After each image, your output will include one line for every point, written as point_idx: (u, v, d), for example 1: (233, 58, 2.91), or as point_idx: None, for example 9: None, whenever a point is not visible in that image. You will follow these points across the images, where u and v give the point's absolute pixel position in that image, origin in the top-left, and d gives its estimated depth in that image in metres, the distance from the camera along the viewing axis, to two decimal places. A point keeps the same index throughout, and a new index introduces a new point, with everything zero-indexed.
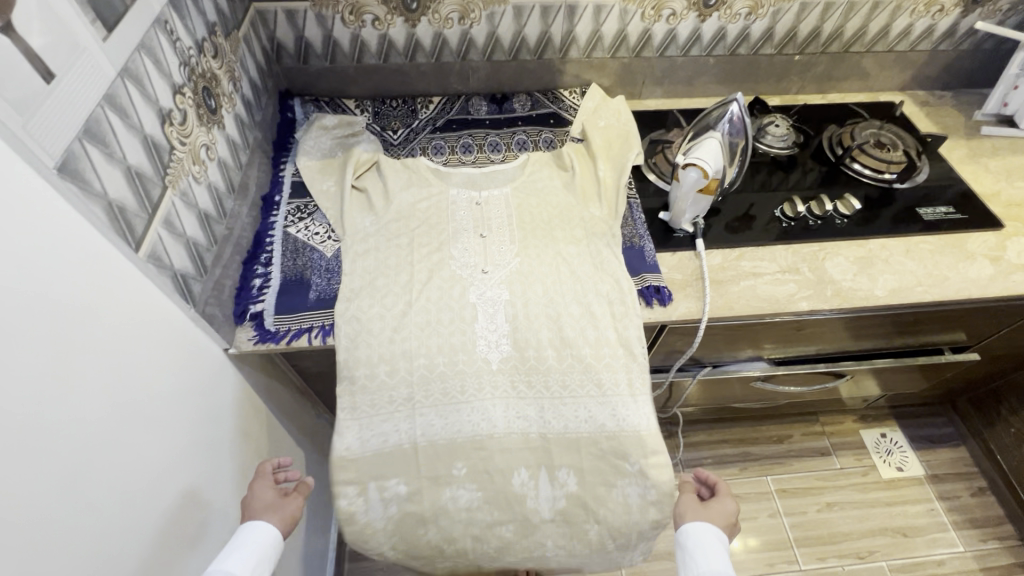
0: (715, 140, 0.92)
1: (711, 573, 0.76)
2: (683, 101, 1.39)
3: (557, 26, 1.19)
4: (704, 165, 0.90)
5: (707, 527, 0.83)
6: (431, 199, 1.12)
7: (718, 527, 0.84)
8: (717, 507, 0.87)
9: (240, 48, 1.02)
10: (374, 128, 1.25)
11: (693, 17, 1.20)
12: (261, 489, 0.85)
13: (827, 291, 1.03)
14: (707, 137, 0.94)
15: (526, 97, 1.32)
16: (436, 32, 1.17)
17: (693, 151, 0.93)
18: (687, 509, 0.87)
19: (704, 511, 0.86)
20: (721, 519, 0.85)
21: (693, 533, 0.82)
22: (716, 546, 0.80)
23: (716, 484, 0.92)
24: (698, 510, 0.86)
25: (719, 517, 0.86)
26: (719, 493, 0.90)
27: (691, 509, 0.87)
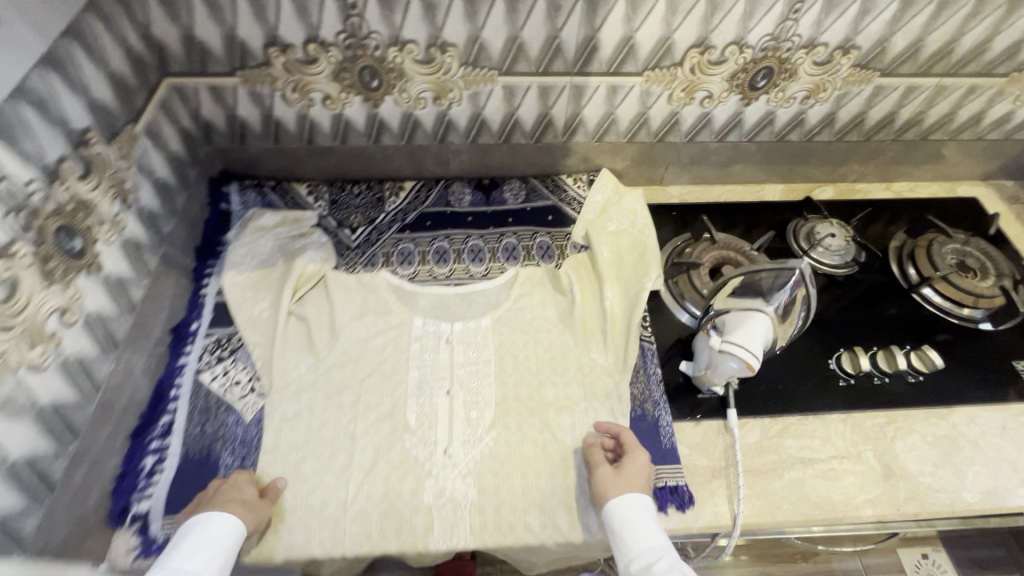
0: (767, 318, 0.66)
1: (652, 550, 0.64)
2: (714, 190, 1.13)
3: (559, 108, 0.94)
4: (749, 360, 0.65)
5: (638, 503, 0.68)
6: (388, 333, 0.88)
7: (644, 492, 0.70)
8: (638, 467, 0.72)
9: (137, 145, 0.77)
10: (328, 223, 1.00)
11: (735, 100, 0.94)
12: (234, 484, 0.70)
13: (899, 492, 0.78)
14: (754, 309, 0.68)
15: (519, 184, 1.07)
16: (406, 113, 0.92)
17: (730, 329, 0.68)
18: (607, 484, 0.71)
19: (623, 482, 0.70)
20: (643, 483, 0.70)
21: (624, 511, 0.67)
22: (648, 516, 0.67)
23: (624, 438, 0.75)
24: (620, 484, 0.70)
25: (641, 480, 0.71)
26: (631, 447, 0.74)
27: (612, 483, 0.70)
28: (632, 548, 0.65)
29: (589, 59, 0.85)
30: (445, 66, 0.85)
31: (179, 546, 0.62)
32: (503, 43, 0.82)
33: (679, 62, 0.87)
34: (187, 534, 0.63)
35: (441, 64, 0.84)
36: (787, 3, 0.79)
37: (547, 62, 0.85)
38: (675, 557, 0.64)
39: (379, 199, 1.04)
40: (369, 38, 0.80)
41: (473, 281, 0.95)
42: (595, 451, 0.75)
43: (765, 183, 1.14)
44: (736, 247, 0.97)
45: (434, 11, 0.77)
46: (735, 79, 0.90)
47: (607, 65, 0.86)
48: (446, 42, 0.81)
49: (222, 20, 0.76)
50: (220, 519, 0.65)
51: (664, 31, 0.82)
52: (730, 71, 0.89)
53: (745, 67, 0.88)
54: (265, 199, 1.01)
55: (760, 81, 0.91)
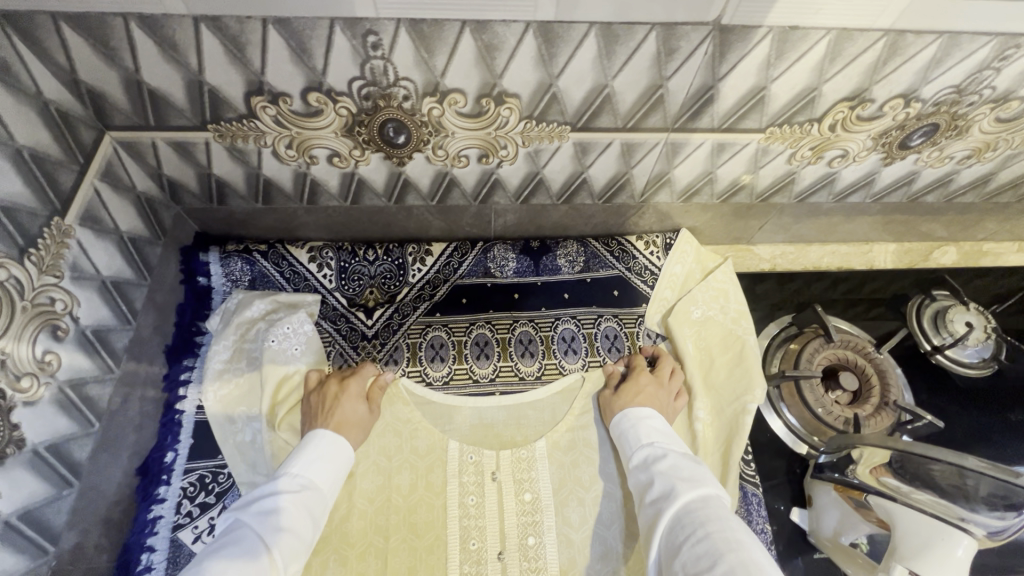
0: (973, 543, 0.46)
1: (653, 448, 0.61)
2: (813, 252, 0.92)
3: (644, 166, 0.71)
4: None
5: (637, 410, 0.66)
6: (417, 468, 0.69)
7: (647, 406, 0.67)
8: (645, 385, 0.70)
9: (70, 243, 0.54)
10: (335, 302, 0.79)
11: (874, 160, 0.72)
12: (351, 391, 0.68)
13: None
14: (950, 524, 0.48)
15: (576, 245, 0.85)
16: (440, 171, 0.69)
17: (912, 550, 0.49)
18: (610, 405, 0.70)
19: (624, 398, 0.69)
20: (645, 398, 0.68)
21: (622, 422, 0.66)
22: (646, 420, 0.65)
23: (637, 362, 0.74)
24: (621, 400, 0.69)
25: (646, 396, 0.69)
26: (645, 370, 0.73)
27: (615, 401, 0.69)
28: (633, 454, 0.62)
29: (699, 113, 0.62)
30: (499, 120, 0.61)
31: (301, 453, 0.61)
32: (584, 93, 0.58)
33: (818, 117, 0.64)
34: (314, 449, 0.61)
35: (495, 118, 0.61)
36: (997, 48, 0.55)
37: (641, 116, 0.62)
38: (681, 449, 0.60)
39: (399, 267, 0.82)
40: (397, 86, 0.56)
41: (524, 387, 0.76)
42: (609, 373, 0.74)
43: (874, 242, 0.92)
44: (855, 347, 0.77)
45: (493, 54, 0.53)
46: (885, 137, 0.67)
47: (720, 121, 0.63)
48: (506, 91, 0.57)
49: (181, 63, 0.52)
50: (334, 440, 0.63)
51: (811, 80, 0.58)
52: (882, 128, 0.66)
53: (903, 124, 0.65)
54: (254, 270, 0.78)
55: (915, 139, 0.68)
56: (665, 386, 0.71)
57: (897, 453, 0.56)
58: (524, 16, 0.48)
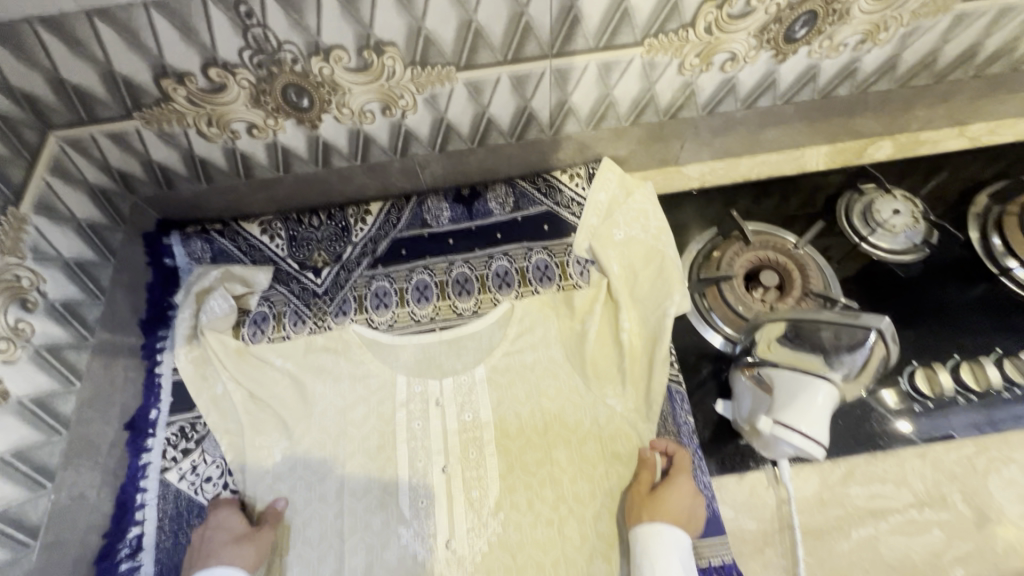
0: (832, 390, 0.56)
1: None
2: (743, 165, 0.93)
3: (541, 98, 0.75)
4: (811, 448, 0.54)
5: (666, 530, 0.61)
6: (370, 401, 0.76)
7: (679, 527, 0.62)
8: (674, 495, 0.64)
9: (28, 228, 0.64)
10: (287, 267, 0.86)
11: (766, 58, 0.73)
12: (222, 519, 0.68)
13: (994, 542, 0.64)
14: (819, 378, 0.56)
15: (505, 188, 0.90)
16: (353, 130, 0.75)
17: (794, 409, 0.56)
18: (642, 503, 0.65)
19: (657, 505, 0.63)
20: (678, 514, 0.63)
21: (656, 533, 0.61)
22: (669, 535, 0.61)
23: (678, 465, 0.67)
24: (654, 508, 0.63)
25: (676, 512, 0.63)
26: (684, 474, 0.66)
27: (644, 512, 0.64)
28: None
29: (570, 36, 0.65)
30: (387, 70, 0.66)
31: None
32: (454, 31, 0.63)
33: (690, 22, 0.66)
34: None
35: (383, 69, 0.66)
36: None
37: (517, 47, 0.66)
38: None
39: (344, 229, 0.89)
40: (283, 50, 0.62)
41: (462, 321, 0.81)
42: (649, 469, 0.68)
43: (805, 146, 0.93)
44: (775, 246, 0.80)
45: (356, 5, 0.58)
46: (767, 33, 0.69)
47: (595, 40, 0.66)
48: (382, 40, 0.62)
49: (91, 57, 0.59)
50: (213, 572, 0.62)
51: None
52: (758, 23, 0.67)
53: (779, 16, 0.67)
54: (213, 247, 0.86)
55: (799, 31, 0.69)
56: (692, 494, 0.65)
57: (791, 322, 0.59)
58: None
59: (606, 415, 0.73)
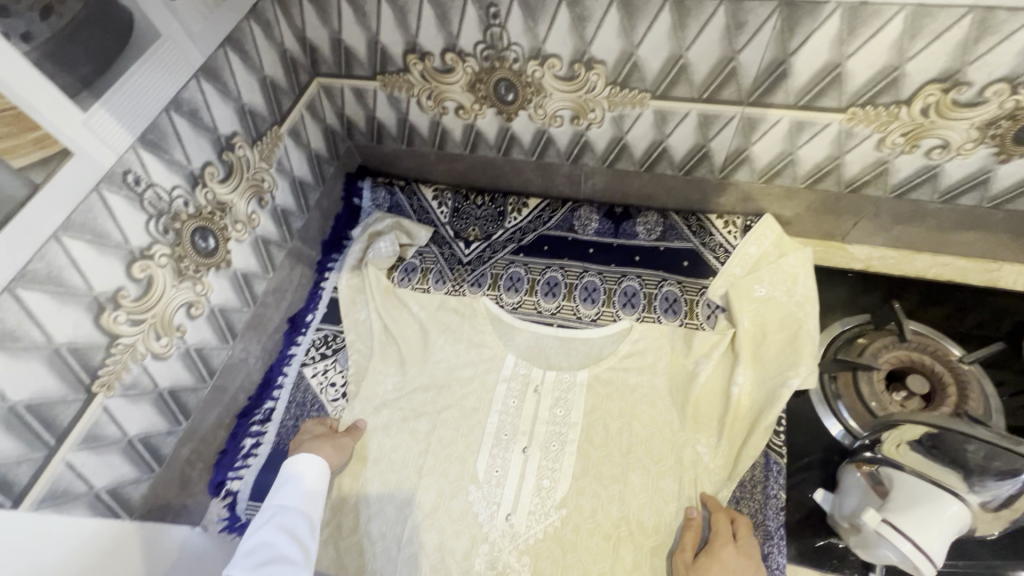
0: (964, 511, 0.52)
1: None
2: (920, 261, 0.85)
3: (721, 141, 0.77)
4: (916, 560, 0.51)
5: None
6: (478, 366, 0.83)
7: None
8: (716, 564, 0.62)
9: (280, 145, 0.81)
10: (445, 232, 0.98)
11: (984, 154, 0.68)
12: (309, 428, 0.79)
13: None
14: (946, 493, 0.52)
15: (656, 217, 0.93)
16: (539, 129, 0.84)
17: (905, 513, 0.53)
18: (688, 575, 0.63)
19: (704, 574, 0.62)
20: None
21: None
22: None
23: (721, 528, 0.65)
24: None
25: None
26: (729, 540, 0.64)
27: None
28: None
29: (772, 88, 0.67)
30: (589, 84, 0.73)
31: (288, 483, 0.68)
32: (661, 62, 0.68)
33: (906, 99, 0.64)
34: (289, 476, 0.69)
35: (586, 82, 0.73)
36: None
37: (715, 88, 0.69)
38: None
39: (500, 213, 0.98)
40: (509, 50, 0.72)
41: (579, 325, 0.85)
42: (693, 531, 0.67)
43: (1004, 261, 0.82)
44: (934, 352, 0.73)
45: (584, 23, 0.66)
46: (994, 128, 0.64)
47: (796, 97, 0.67)
48: (594, 58, 0.70)
49: (367, 26, 0.74)
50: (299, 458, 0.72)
51: (891, 58, 0.60)
52: (987, 116, 0.63)
53: (1014, 113, 0.62)
54: (392, 199, 1.01)
55: None
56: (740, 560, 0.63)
57: (934, 430, 0.53)
58: None
59: (691, 457, 0.73)
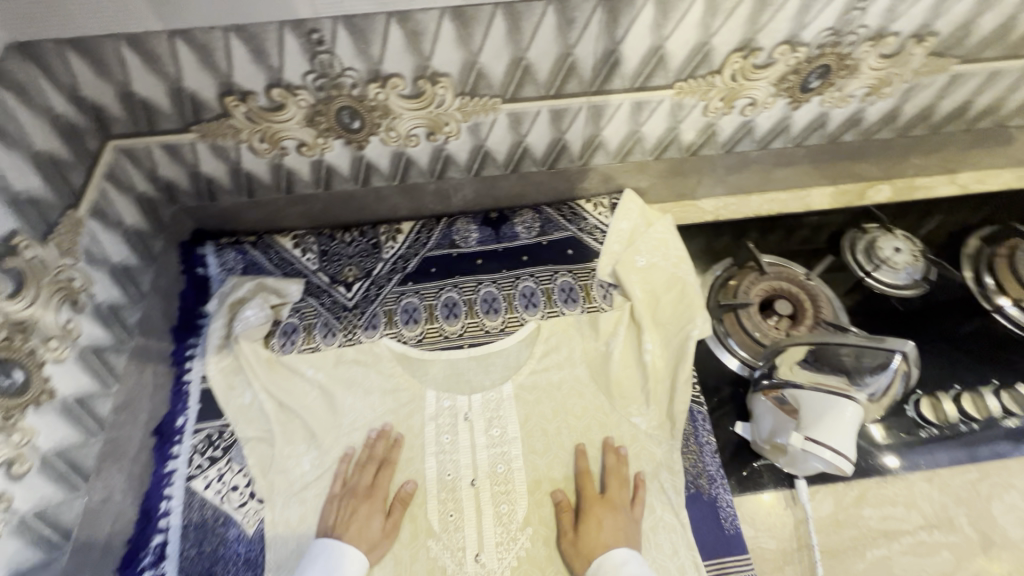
0: (858, 409, 0.59)
1: None
2: (754, 201, 0.99)
3: (575, 131, 0.80)
4: (840, 463, 0.57)
5: (605, 562, 0.64)
6: (399, 413, 0.78)
7: (620, 534, 0.67)
8: (610, 521, 0.68)
9: (82, 232, 0.66)
10: (318, 280, 0.89)
11: (782, 105, 0.80)
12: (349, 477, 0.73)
13: (1000, 565, 0.68)
14: (841, 395, 0.60)
15: (532, 214, 0.94)
16: (396, 151, 0.79)
17: (818, 425, 0.59)
18: (586, 517, 0.69)
19: (604, 521, 0.68)
20: (616, 523, 0.67)
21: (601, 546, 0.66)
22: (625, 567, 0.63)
23: (614, 475, 0.72)
24: (596, 532, 0.67)
25: (618, 523, 0.68)
26: (620, 485, 0.71)
27: (576, 545, 0.67)
28: None
29: (609, 75, 0.71)
30: (438, 98, 0.71)
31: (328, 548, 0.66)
32: (504, 66, 0.68)
33: (718, 69, 0.72)
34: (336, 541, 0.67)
35: (434, 97, 0.70)
36: None
37: (559, 83, 0.71)
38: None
39: (375, 246, 0.92)
40: (344, 76, 0.66)
41: (490, 338, 0.83)
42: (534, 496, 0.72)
43: (811, 187, 0.99)
44: (788, 277, 0.85)
45: (419, 39, 0.63)
46: (785, 82, 0.76)
47: (631, 81, 0.72)
48: (438, 71, 0.67)
49: (164, 73, 0.63)
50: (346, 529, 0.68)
51: (700, 35, 0.67)
52: (779, 74, 0.74)
53: (797, 68, 0.73)
54: (246, 259, 0.88)
55: (813, 82, 0.76)
56: (629, 501, 0.70)
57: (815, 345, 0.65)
58: (437, 3, 0.59)
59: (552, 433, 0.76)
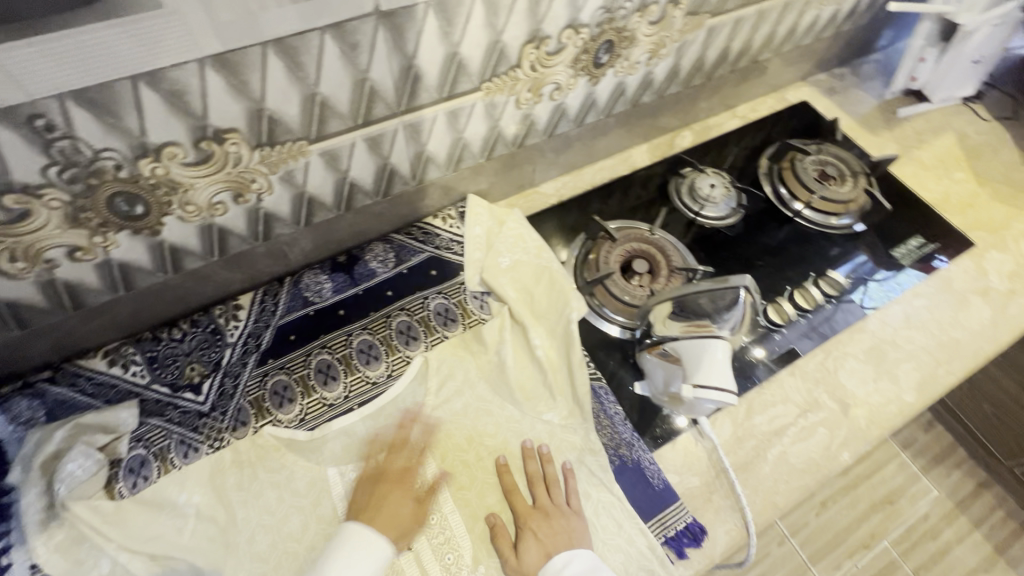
0: (725, 345, 0.64)
1: None
2: (587, 173, 1.04)
3: (399, 153, 0.76)
4: (725, 399, 0.62)
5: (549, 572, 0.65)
6: (304, 508, 0.70)
7: (563, 543, 0.68)
8: (547, 528, 0.68)
9: None
10: (156, 394, 0.74)
11: (584, 83, 0.84)
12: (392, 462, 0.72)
13: (861, 421, 0.81)
14: (709, 338, 0.65)
15: (382, 245, 0.89)
16: (203, 226, 0.68)
17: (700, 371, 0.64)
18: (525, 532, 0.68)
19: (543, 529, 0.68)
20: (556, 532, 0.68)
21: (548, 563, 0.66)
22: (567, 569, 0.66)
23: (539, 480, 0.72)
24: (540, 545, 0.67)
25: (557, 530, 0.68)
26: (549, 489, 0.72)
27: (519, 564, 0.66)
28: None
29: (415, 91, 0.68)
30: (232, 157, 0.62)
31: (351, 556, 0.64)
32: (298, 106, 0.61)
33: (517, 62, 0.73)
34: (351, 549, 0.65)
35: (226, 157, 0.61)
36: None
37: (365, 110, 0.66)
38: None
39: (214, 333, 0.79)
40: (100, 159, 0.54)
41: (379, 390, 0.77)
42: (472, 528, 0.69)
43: (630, 147, 1.07)
44: (636, 237, 0.91)
45: (183, 98, 0.53)
46: (580, 62, 0.79)
47: (438, 92, 0.70)
48: (221, 128, 0.58)
49: None
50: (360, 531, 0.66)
51: (490, 35, 0.67)
52: (572, 56, 0.77)
53: (586, 47, 0.77)
54: (49, 401, 0.71)
55: (603, 56, 0.81)
56: (559, 502, 0.71)
57: (675, 299, 0.70)
58: (191, 55, 0.50)
59: (473, 463, 0.73)
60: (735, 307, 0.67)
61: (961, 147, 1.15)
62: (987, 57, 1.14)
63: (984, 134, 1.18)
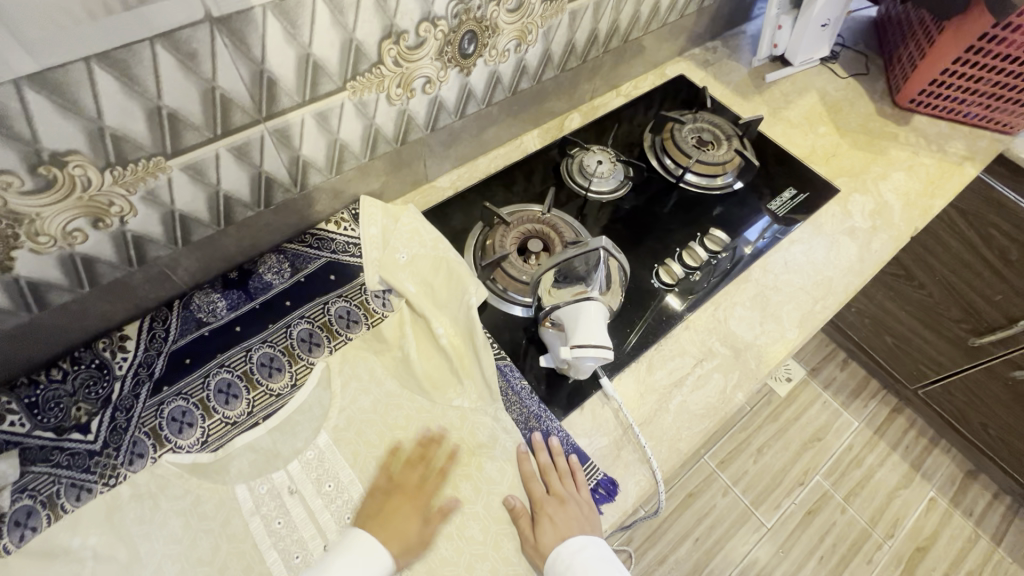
0: (597, 304, 0.69)
1: None
2: (482, 163, 1.06)
3: (272, 161, 0.75)
4: (601, 352, 0.65)
5: (565, 552, 0.67)
6: (211, 530, 0.66)
7: (576, 532, 0.69)
8: (562, 515, 0.70)
9: None
10: (39, 440, 0.70)
11: (455, 74, 0.86)
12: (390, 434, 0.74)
13: (751, 363, 0.87)
14: (581, 299, 0.70)
15: (276, 256, 0.88)
16: (62, 256, 0.65)
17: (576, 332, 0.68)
18: (542, 518, 0.70)
19: (559, 516, 0.70)
20: (571, 519, 0.70)
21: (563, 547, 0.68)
22: (582, 554, 0.68)
23: (554, 469, 0.74)
24: (554, 531, 0.68)
25: (572, 518, 0.70)
26: (567, 475, 0.73)
27: (535, 546, 0.69)
28: None
29: (272, 96, 0.67)
30: (79, 181, 0.59)
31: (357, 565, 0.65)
32: (142, 121, 0.59)
33: (378, 59, 0.74)
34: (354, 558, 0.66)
35: (72, 181, 0.59)
36: None
37: (222, 119, 0.65)
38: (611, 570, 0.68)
39: (100, 368, 0.76)
40: None
41: (282, 402, 0.76)
42: (410, 552, 0.68)
43: (522, 134, 1.10)
44: (529, 218, 0.94)
45: (2, 123, 0.51)
46: (445, 54, 0.81)
47: (299, 95, 0.70)
48: (57, 151, 0.56)
49: None
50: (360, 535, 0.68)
51: (341, 34, 0.67)
52: (435, 48, 0.79)
53: (448, 39, 0.79)
54: None
55: (468, 47, 0.83)
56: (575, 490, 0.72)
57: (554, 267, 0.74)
58: (1, 77, 0.48)
59: (414, 483, 0.72)
60: (601, 267, 0.72)
61: (824, 104, 1.25)
62: (834, 21, 1.24)
63: (843, 90, 1.29)
